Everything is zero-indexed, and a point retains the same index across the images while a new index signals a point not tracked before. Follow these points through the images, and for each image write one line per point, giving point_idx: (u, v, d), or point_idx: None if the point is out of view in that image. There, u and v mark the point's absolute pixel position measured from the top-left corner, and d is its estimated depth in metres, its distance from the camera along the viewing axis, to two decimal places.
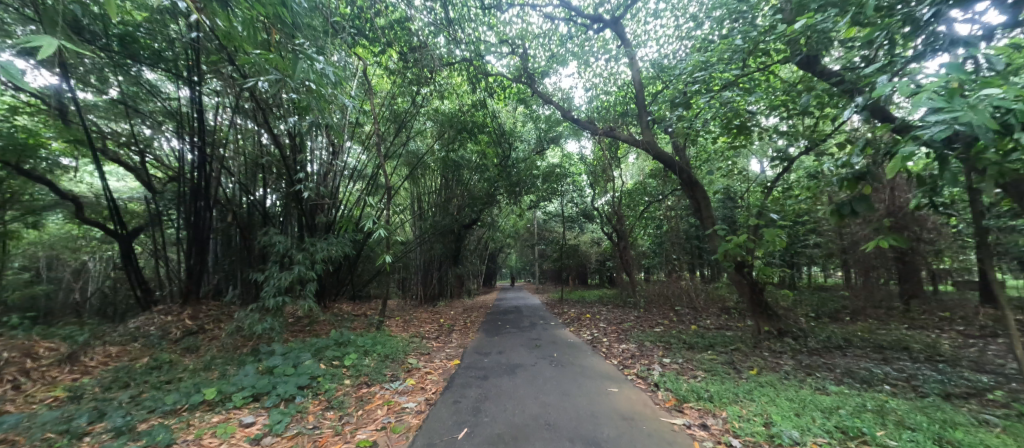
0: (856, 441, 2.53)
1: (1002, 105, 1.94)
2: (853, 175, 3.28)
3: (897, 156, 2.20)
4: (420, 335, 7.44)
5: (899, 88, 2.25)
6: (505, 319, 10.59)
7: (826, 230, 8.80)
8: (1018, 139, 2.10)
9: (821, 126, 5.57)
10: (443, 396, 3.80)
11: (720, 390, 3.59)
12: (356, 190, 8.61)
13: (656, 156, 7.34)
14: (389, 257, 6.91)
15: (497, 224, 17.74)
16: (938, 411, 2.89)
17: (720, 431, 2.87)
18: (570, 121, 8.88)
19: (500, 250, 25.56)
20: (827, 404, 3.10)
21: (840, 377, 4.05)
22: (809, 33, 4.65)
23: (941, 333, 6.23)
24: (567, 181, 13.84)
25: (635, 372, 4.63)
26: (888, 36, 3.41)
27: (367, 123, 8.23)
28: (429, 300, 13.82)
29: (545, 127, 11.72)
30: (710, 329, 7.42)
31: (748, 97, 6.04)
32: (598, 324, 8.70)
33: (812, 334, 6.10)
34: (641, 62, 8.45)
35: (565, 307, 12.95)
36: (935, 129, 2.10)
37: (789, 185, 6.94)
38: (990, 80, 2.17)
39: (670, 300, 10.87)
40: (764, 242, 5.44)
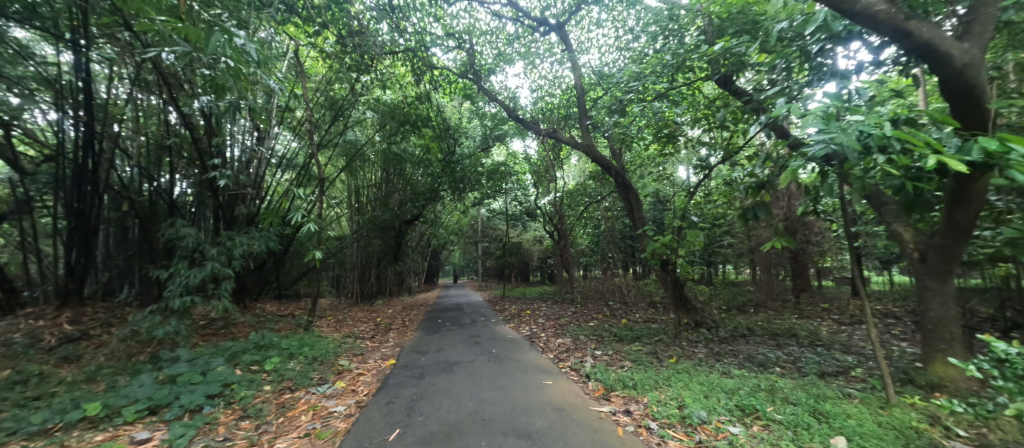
0: (751, 417, 2.90)
1: (865, 131, 2.32)
2: (756, 184, 3.76)
3: (788, 169, 2.63)
4: (353, 335, 7.10)
5: (792, 110, 2.61)
6: (446, 317, 10.45)
7: (737, 232, 9.92)
8: (874, 161, 2.54)
9: (736, 139, 6.25)
10: (375, 397, 3.67)
11: (643, 378, 3.89)
12: (284, 180, 7.95)
13: (595, 159, 7.69)
14: (319, 253, 6.48)
15: (441, 220, 17.42)
16: (815, 387, 3.39)
17: (641, 416, 3.11)
18: (515, 121, 8.99)
19: (443, 248, 25.15)
20: (730, 385, 3.49)
21: (743, 361, 4.58)
22: (727, 56, 5.21)
23: (822, 322, 7.31)
24: (511, 179, 14.03)
25: (569, 365, 4.84)
26: (787, 63, 3.95)
27: (299, 108, 7.63)
28: (366, 299, 13.22)
29: (491, 124, 11.72)
30: (639, 322, 7.98)
31: (675, 109, 6.59)
32: (537, 320, 8.97)
33: (723, 325, 6.81)
34: (584, 68, 8.81)
35: (507, 304, 13.11)
36: (817, 148, 2.48)
37: (708, 191, 7.68)
38: (857, 109, 2.59)
39: (604, 295, 11.52)
40: (685, 243, 5.97)
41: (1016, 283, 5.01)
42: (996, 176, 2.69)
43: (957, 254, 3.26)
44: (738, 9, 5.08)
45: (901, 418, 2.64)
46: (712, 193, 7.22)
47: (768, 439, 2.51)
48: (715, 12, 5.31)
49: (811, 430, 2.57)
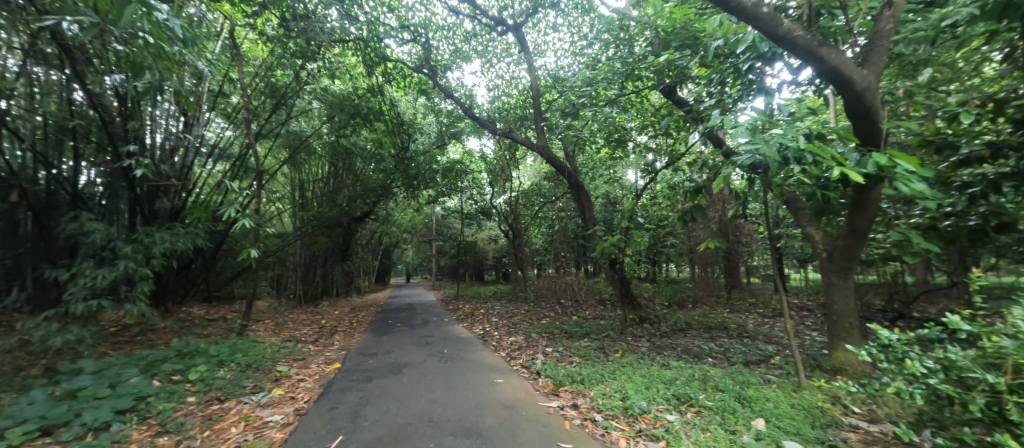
0: (686, 404, 3.12)
1: (785, 144, 2.60)
2: (694, 188, 4.05)
3: (721, 174, 2.92)
4: (294, 338, 6.67)
5: (725, 121, 2.87)
6: (396, 318, 10.12)
7: (678, 233, 10.61)
8: (792, 170, 2.83)
9: (678, 146, 6.68)
10: (317, 403, 3.48)
11: (590, 372, 4.04)
12: (216, 172, 7.29)
13: (549, 161, 7.85)
14: (255, 251, 6.00)
15: (393, 218, 16.87)
16: (740, 375, 3.72)
17: (587, 409, 3.23)
18: (471, 119, 8.92)
19: (396, 246, 24.37)
20: (668, 376, 3.74)
21: (680, 353, 4.92)
22: (672, 68, 5.56)
23: (750, 315, 8.03)
24: (467, 177, 13.94)
25: (520, 363, 4.91)
26: (721, 77, 4.31)
27: (234, 94, 7.03)
28: (310, 301, 12.48)
29: (447, 121, 11.55)
30: (588, 319, 8.27)
31: (624, 115, 6.91)
32: (490, 319, 8.99)
33: (665, 320, 7.26)
34: (540, 71, 8.96)
35: (461, 303, 13.01)
36: (744, 157, 2.75)
37: (654, 194, 8.14)
38: (776, 123, 2.89)
39: (557, 294, 11.80)
40: (632, 243, 6.27)
41: (901, 279, 5.83)
42: (886, 187, 3.11)
43: (857, 254, 3.73)
44: (681, 24, 5.43)
45: (810, 399, 2.98)
46: (657, 196, 7.67)
47: (700, 425, 2.71)
48: (661, 25, 5.62)
49: (736, 414, 2.81)
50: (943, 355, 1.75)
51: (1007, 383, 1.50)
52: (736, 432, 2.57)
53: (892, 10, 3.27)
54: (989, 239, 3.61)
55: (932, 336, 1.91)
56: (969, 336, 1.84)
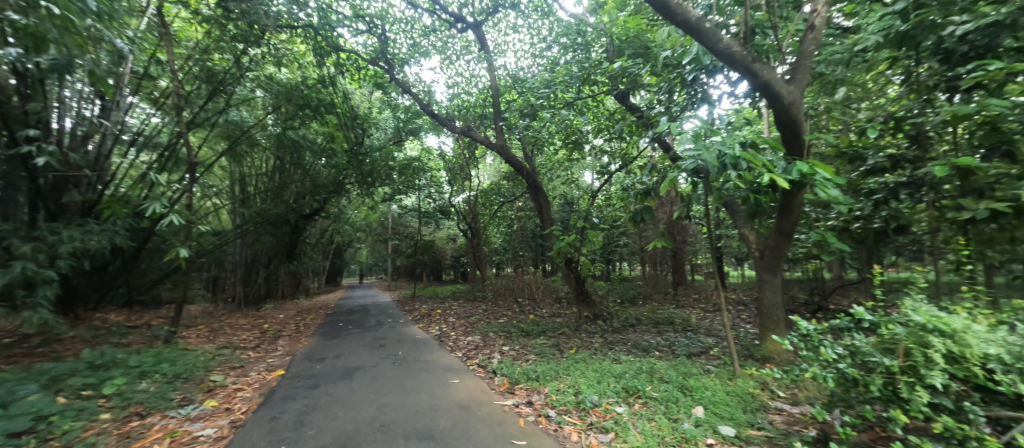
0: (633, 396, 3.27)
1: (723, 151, 2.81)
2: (643, 191, 4.25)
3: (667, 178, 3.08)
4: (231, 345, 6.17)
5: (672, 128, 3.04)
6: (348, 320, 9.69)
7: (630, 233, 11.08)
8: (729, 175, 3.06)
9: (630, 149, 6.98)
10: (256, 413, 3.25)
11: (545, 370, 4.11)
12: (139, 162, 6.57)
13: (508, 160, 7.87)
14: (185, 250, 5.49)
15: (346, 215, 16.14)
16: (684, 366, 3.97)
17: (541, 405, 3.30)
18: (430, 116, 8.74)
19: (349, 246, 23.33)
20: (618, 370, 3.90)
21: (630, 348, 5.16)
22: (625, 75, 5.80)
23: (694, 310, 8.57)
24: (425, 175, 13.66)
25: (476, 362, 4.90)
26: (669, 86, 4.57)
27: (163, 78, 6.37)
28: (251, 304, 11.63)
29: (404, 117, 11.23)
30: (545, 317, 8.42)
31: (580, 118, 7.11)
32: (447, 319, 8.88)
33: (617, 317, 7.56)
34: (500, 70, 8.98)
35: (417, 303, 12.74)
36: (688, 162, 2.92)
37: (608, 195, 8.45)
38: (716, 130, 3.10)
39: (514, 293, 11.88)
40: (586, 242, 6.48)
41: (820, 275, 6.50)
42: (808, 192, 3.46)
43: (783, 253, 4.11)
44: (634, 34, 5.67)
45: (743, 386, 3.24)
46: (612, 198, 7.97)
47: (646, 415, 2.85)
48: (615, 32, 5.83)
49: (678, 403, 2.99)
50: (849, 342, 1.97)
51: (897, 365, 1.72)
52: (678, 420, 2.73)
53: (814, 33, 3.61)
54: (889, 239, 4.13)
55: (841, 326, 2.15)
56: (869, 325, 2.09)
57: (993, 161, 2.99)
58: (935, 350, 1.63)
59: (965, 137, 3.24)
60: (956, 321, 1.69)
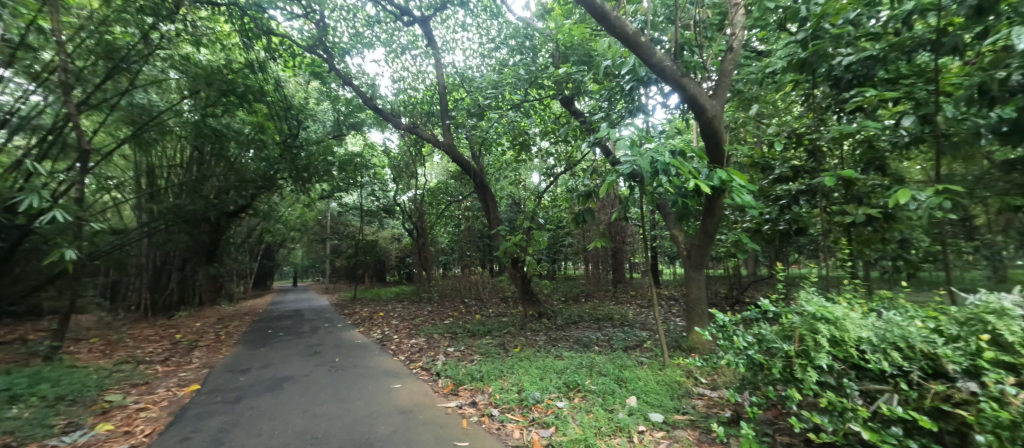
0: (573, 390, 3.40)
1: (656, 158, 3.02)
2: (585, 193, 4.43)
3: (607, 182, 3.25)
4: (134, 359, 5.42)
5: (611, 134, 3.21)
6: (278, 326, 8.95)
7: (574, 233, 11.48)
8: (661, 180, 3.27)
9: (574, 153, 7.24)
10: (163, 435, 2.89)
11: (489, 369, 4.13)
12: (13, 147, 5.53)
13: (455, 159, 7.79)
14: (72, 251, 4.71)
15: (278, 213, 14.91)
16: (620, 359, 4.20)
17: (485, 405, 3.31)
18: (373, 110, 8.35)
19: (281, 246, 21.57)
20: (560, 366, 4.03)
21: (572, 344, 5.35)
22: (570, 80, 5.99)
23: (631, 306, 9.11)
24: (367, 172, 13.03)
25: (420, 365, 4.78)
26: (610, 94, 4.82)
27: (47, 49, 5.44)
28: (161, 311, 10.30)
29: (344, 110, 10.63)
30: (491, 317, 8.44)
31: (526, 120, 7.22)
32: (390, 322, 8.56)
33: (560, 314, 7.80)
34: (447, 68, 8.84)
35: (358, 306, 12.12)
36: (625, 167, 3.09)
37: (554, 197, 8.69)
38: (650, 138, 3.32)
39: (461, 293, 11.76)
40: (532, 243, 6.59)
41: (738, 271, 7.23)
42: (727, 197, 3.83)
43: (708, 252, 4.51)
44: (578, 42, 5.89)
45: (671, 374, 3.52)
46: (557, 199, 8.20)
47: (585, 408, 2.98)
48: (561, 38, 6.01)
49: (614, 395, 3.16)
50: (757, 331, 2.22)
51: (793, 349, 1.97)
52: (614, 410, 2.89)
53: (732, 54, 4.00)
54: (791, 240, 4.70)
55: (751, 317, 2.41)
56: (774, 315, 2.36)
57: (869, 173, 3.54)
58: (822, 335, 1.89)
59: (849, 152, 3.80)
60: (838, 310, 1.98)
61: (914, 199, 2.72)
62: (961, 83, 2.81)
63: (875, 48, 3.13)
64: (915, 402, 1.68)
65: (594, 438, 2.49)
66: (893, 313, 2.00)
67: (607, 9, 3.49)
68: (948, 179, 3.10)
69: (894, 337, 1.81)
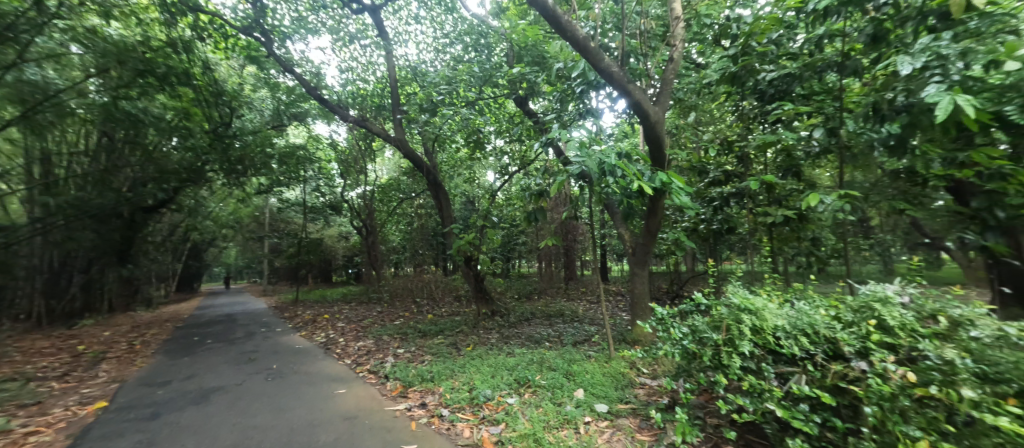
0: (524, 387, 3.45)
1: (603, 159, 3.15)
2: (537, 192, 4.51)
3: (557, 181, 3.35)
4: (24, 376, 4.67)
5: (562, 135, 3.31)
6: (206, 333, 8.16)
7: (528, 232, 11.61)
8: (608, 180, 3.41)
9: (528, 152, 7.32)
10: None
11: (440, 369, 4.07)
12: None
13: (407, 155, 7.56)
14: None
15: (207, 209, 13.58)
16: (569, 354, 4.34)
17: (435, 406, 3.26)
18: (318, 101, 7.87)
19: (211, 244, 19.67)
20: (511, 363, 4.07)
21: (524, 341, 5.43)
22: (525, 80, 6.05)
23: (581, 302, 9.42)
24: (311, 166, 12.26)
25: (367, 368, 4.60)
26: (562, 96, 4.96)
27: None
28: (59, 320, 8.99)
29: (286, 99, 9.92)
30: (443, 316, 8.32)
31: (480, 118, 7.19)
32: (336, 324, 8.13)
33: (512, 312, 7.88)
34: (399, 60, 8.56)
35: (300, 309, 11.38)
36: (574, 167, 3.19)
37: (508, 195, 8.74)
38: (598, 140, 3.45)
39: (412, 293, 11.46)
40: (485, 241, 6.57)
41: (678, 268, 7.76)
42: (667, 198, 4.09)
43: (651, 249, 4.78)
44: (532, 43, 5.96)
45: (616, 366, 3.69)
46: (511, 197, 8.27)
47: (534, 403, 3.03)
48: (515, 38, 6.04)
49: (563, 389, 3.25)
50: (691, 322, 2.39)
51: (721, 338, 2.16)
52: (562, 404, 2.98)
53: (673, 64, 4.26)
54: (723, 238, 5.12)
55: (686, 309, 2.60)
56: (705, 308, 2.56)
57: (787, 178, 3.95)
58: (745, 324, 2.10)
59: (770, 159, 4.21)
60: (759, 302, 2.19)
61: (822, 201, 3.08)
62: (859, 102, 3.22)
63: (793, 66, 3.48)
64: (819, 381, 1.90)
65: (542, 432, 2.55)
66: (802, 303, 2.24)
67: (559, 13, 3.56)
68: (849, 185, 3.54)
69: (803, 324, 2.03)
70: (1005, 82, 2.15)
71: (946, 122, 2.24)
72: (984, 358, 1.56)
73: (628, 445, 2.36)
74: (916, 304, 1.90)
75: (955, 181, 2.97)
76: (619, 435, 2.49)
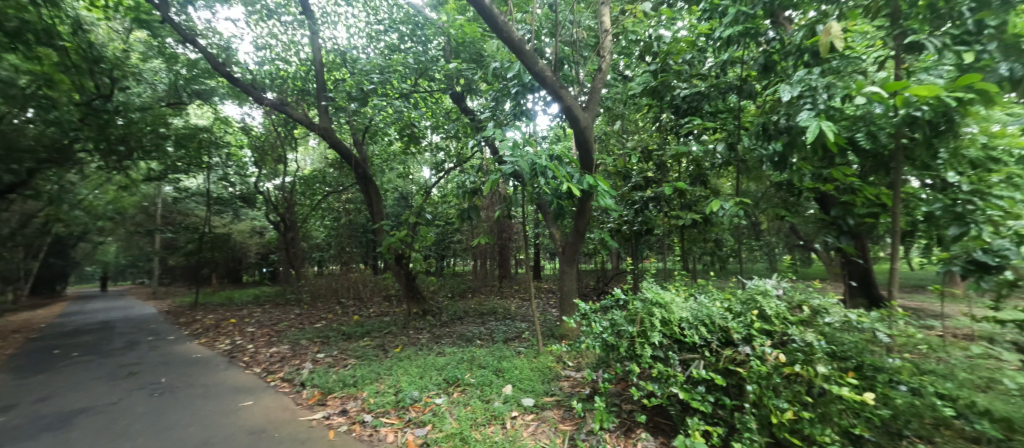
0: (453, 386, 3.41)
1: (535, 160, 3.23)
2: (471, 190, 4.47)
3: (490, 180, 3.36)
4: None
5: (496, 134, 3.32)
6: (71, 344, 6.82)
7: (463, 230, 11.47)
8: (539, 181, 3.49)
9: (464, 150, 7.25)
10: None
11: (365, 373, 3.87)
12: None
13: (333, 145, 7.04)
14: None
15: (77, 197, 11.34)
16: (499, 351, 4.39)
17: (357, 412, 3.09)
18: (226, 78, 6.99)
19: (82, 239, 16.47)
20: (441, 362, 4.00)
21: (455, 340, 5.39)
22: (461, 77, 5.98)
23: (514, 300, 9.60)
24: (217, 151, 10.85)
25: (280, 376, 4.20)
26: (498, 97, 4.98)
27: None
28: None
29: (186, 73, 8.65)
30: (371, 317, 7.93)
31: (416, 111, 6.95)
32: (244, 329, 7.31)
33: (445, 310, 7.76)
34: (327, 43, 7.94)
35: (200, 313, 10.02)
36: (507, 167, 3.22)
37: (443, 192, 8.58)
38: (531, 142, 3.52)
39: (337, 293, 10.73)
40: (418, 238, 6.36)
41: (604, 266, 8.25)
42: (594, 200, 4.34)
43: (579, 248, 5.01)
44: (470, 40, 5.91)
45: (544, 360, 3.83)
46: (446, 195, 8.12)
47: (463, 402, 3.02)
48: (453, 32, 5.93)
49: (492, 386, 3.28)
50: (611, 316, 2.55)
51: (635, 330, 2.35)
52: (490, 400, 3.01)
53: (602, 74, 4.50)
54: (642, 239, 5.55)
55: (607, 305, 2.78)
56: (624, 302, 2.76)
57: (696, 186, 4.42)
58: (656, 317, 2.31)
59: (682, 168, 4.67)
60: (668, 297, 2.43)
61: (722, 208, 3.49)
62: (753, 121, 3.70)
63: (703, 86, 3.89)
64: (713, 365, 2.16)
65: (469, 430, 2.55)
66: (702, 296, 2.52)
67: (495, 12, 3.57)
68: (744, 193, 4.07)
69: (702, 315, 2.28)
70: (855, 114, 2.64)
71: (815, 144, 2.68)
72: (834, 339, 1.94)
73: (551, 436, 2.45)
74: (787, 296, 2.25)
75: (819, 193, 3.56)
76: (543, 426, 2.58)
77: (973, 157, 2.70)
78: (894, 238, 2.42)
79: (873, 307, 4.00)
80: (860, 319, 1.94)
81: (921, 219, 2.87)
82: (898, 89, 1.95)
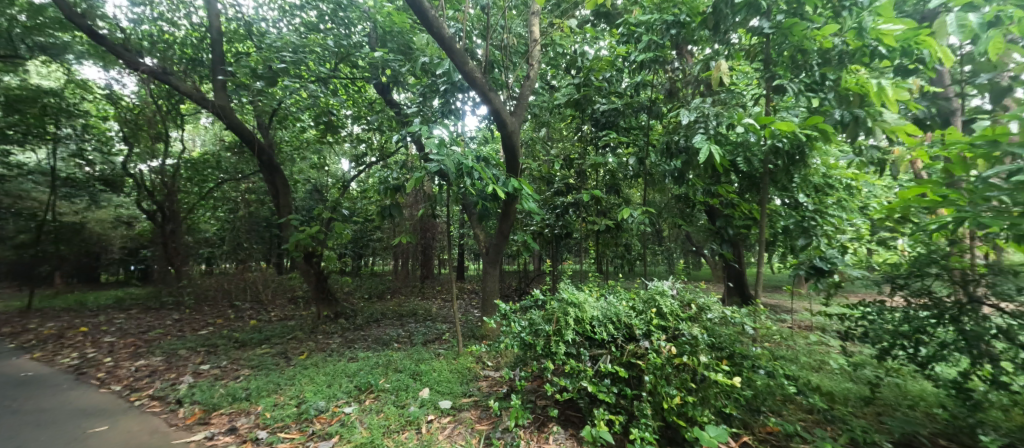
0: (365, 393, 3.22)
1: (461, 160, 3.20)
2: (393, 186, 4.27)
3: (414, 178, 3.23)
4: None
5: (422, 132, 3.21)
6: None
7: (384, 228, 10.87)
8: (465, 181, 3.46)
9: (388, 144, 6.89)
10: None
11: (260, 384, 3.44)
12: None
13: (231, 126, 6.16)
14: None
15: None
16: (416, 354, 4.25)
17: (248, 429, 2.76)
18: (86, 33, 5.72)
19: None
20: (352, 368, 3.75)
21: (370, 344, 5.08)
22: (388, 67, 5.70)
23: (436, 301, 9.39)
24: (70, 121, 8.81)
25: (147, 394, 3.54)
26: (425, 93, 4.84)
27: None
28: None
29: (26, 20, 6.87)
30: (272, 321, 7.14)
31: (334, 97, 6.42)
32: (101, 338, 6.03)
33: (360, 313, 7.28)
34: (228, 8, 6.95)
35: (34, 321, 8.01)
36: (432, 165, 3.13)
37: (362, 187, 8.04)
38: (459, 142, 3.47)
39: (230, 294, 9.43)
40: (332, 235, 5.87)
41: (527, 267, 8.47)
42: (518, 203, 4.45)
43: (502, 250, 5.08)
44: (399, 29, 5.68)
45: (463, 362, 3.81)
46: (365, 190, 7.62)
47: (375, 409, 2.87)
48: (380, 19, 5.62)
49: (408, 390, 3.17)
50: (529, 316, 2.64)
51: (551, 329, 2.45)
52: (406, 405, 2.90)
53: (529, 82, 4.65)
54: (562, 242, 5.85)
55: (526, 305, 2.86)
56: (542, 303, 2.87)
57: (611, 194, 4.80)
58: (570, 315, 2.44)
59: (600, 178, 5.01)
60: (581, 297, 2.59)
61: (632, 215, 3.84)
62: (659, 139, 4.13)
63: (619, 103, 4.23)
64: (618, 358, 2.35)
65: (381, 438, 2.44)
66: (611, 296, 2.73)
67: (426, 6, 3.45)
68: (649, 203, 4.51)
69: (611, 314, 2.47)
70: (736, 140, 3.09)
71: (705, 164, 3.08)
72: (714, 332, 2.25)
73: (467, 437, 2.46)
74: (680, 295, 2.54)
75: (709, 206, 4.11)
76: (459, 428, 2.57)
77: (816, 183, 3.35)
78: (761, 246, 2.89)
79: (744, 304, 4.74)
80: (733, 314, 2.31)
81: (780, 231, 3.47)
82: (767, 123, 2.33)
